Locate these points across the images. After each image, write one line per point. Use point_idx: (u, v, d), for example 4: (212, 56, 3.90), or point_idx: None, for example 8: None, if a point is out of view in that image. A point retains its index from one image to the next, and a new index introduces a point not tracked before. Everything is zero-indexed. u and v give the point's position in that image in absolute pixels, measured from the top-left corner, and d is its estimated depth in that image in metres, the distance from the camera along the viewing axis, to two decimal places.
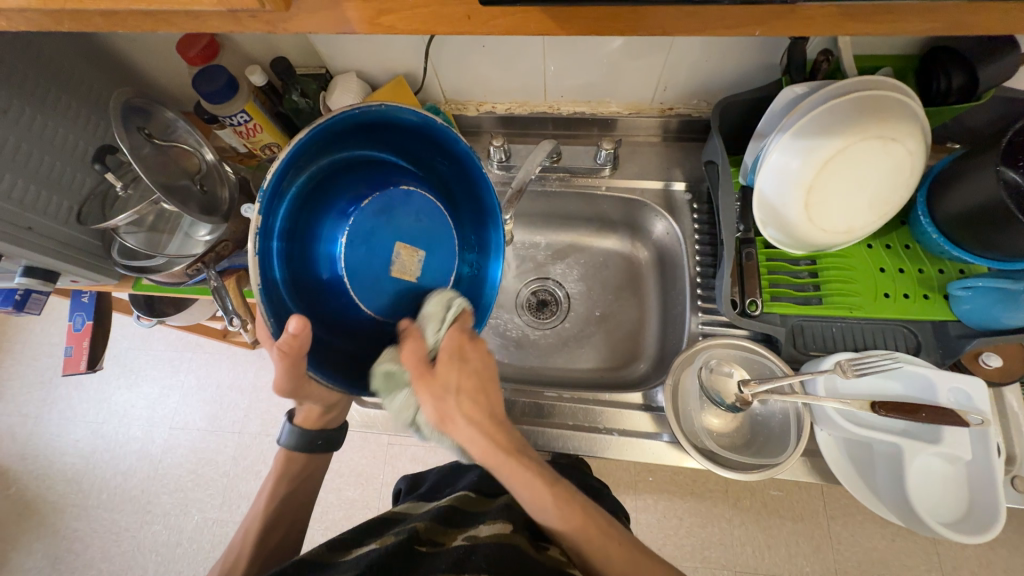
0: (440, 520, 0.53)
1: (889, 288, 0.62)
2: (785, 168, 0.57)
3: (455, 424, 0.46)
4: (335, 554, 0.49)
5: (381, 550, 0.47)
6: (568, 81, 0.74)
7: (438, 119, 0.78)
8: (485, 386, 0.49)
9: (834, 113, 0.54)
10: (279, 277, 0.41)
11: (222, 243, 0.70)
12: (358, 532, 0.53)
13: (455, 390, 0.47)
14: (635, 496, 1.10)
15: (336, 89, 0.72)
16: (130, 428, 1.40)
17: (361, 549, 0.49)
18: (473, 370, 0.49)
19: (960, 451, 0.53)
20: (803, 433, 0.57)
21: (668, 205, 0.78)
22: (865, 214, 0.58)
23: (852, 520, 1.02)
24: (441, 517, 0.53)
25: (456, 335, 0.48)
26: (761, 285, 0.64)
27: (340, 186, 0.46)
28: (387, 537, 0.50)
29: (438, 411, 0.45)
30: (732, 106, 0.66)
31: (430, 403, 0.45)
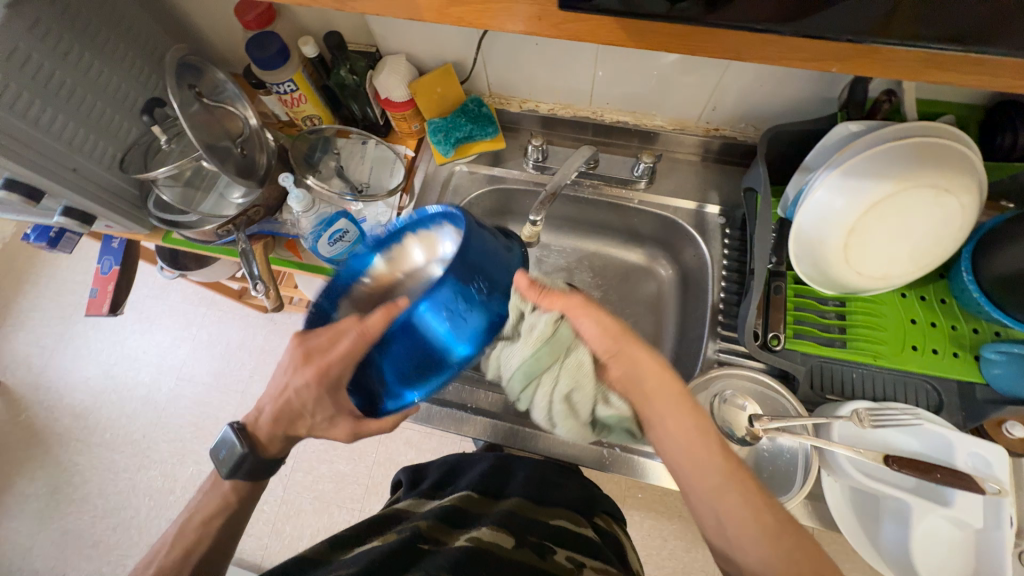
0: (444, 521, 0.51)
1: (917, 341, 0.60)
2: (828, 206, 0.56)
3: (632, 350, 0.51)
4: (335, 551, 0.48)
5: (383, 545, 0.46)
6: (616, 90, 0.74)
7: (481, 111, 0.78)
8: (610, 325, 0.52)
9: (886, 157, 0.53)
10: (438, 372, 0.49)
11: (253, 208, 0.71)
12: (362, 529, 0.52)
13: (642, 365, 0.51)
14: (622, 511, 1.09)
15: (383, 69, 0.73)
16: (140, 373, 1.44)
17: (362, 547, 0.48)
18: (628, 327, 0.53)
19: (971, 518, 0.51)
20: (811, 476, 0.55)
21: (700, 227, 0.77)
22: (905, 263, 0.56)
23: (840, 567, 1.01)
24: (446, 517, 0.52)
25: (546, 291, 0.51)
26: (785, 320, 0.62)
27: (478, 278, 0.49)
28: (390, 534, 0.49)
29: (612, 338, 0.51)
30: (782, 135, 0.65)
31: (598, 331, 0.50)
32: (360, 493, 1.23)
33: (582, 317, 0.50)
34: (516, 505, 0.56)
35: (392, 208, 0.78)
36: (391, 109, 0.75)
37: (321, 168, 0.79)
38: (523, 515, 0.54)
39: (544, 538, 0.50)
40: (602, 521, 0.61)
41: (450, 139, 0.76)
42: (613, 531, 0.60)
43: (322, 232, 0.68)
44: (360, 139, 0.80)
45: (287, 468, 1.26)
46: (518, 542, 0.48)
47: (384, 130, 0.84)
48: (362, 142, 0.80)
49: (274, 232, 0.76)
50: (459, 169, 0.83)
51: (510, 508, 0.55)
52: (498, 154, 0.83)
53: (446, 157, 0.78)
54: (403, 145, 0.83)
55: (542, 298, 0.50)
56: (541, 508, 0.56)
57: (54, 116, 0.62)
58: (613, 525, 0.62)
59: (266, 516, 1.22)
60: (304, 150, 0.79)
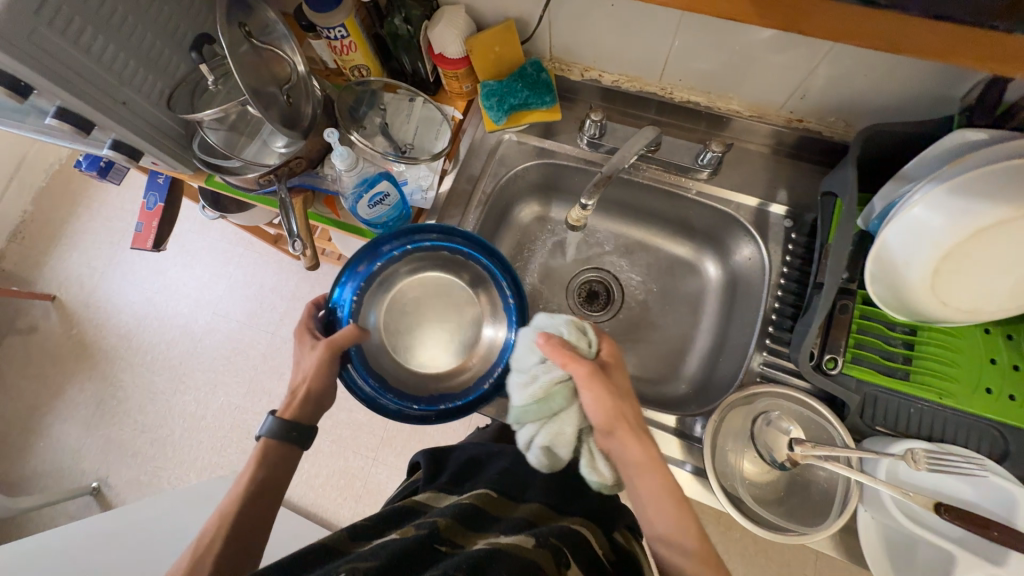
0: (462, 520, 0.52)
1: (993, 384, 0.55)
2: (923, 225, 0.49)
3: (613, 422, 0.54)
4: (355, 543, 0.49)
5: (401, 540, 0.47)
6: (692, 65, 0.66)
7: (539, 77, 0.72)
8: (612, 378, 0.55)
9: (1009, 175, 0.45)
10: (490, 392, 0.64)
11: (295, 159, 0.69)
12: (379, 521, 0.52)
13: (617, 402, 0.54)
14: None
15: (440, 20, 0.67)
16: (179, 304, 1.50)
17: (381, 539, 0.48)
18: (621, 378, 0.58)
19: None
20: (847, 510, 0.52)
21: (762, 227, 0.70)
22: (1002, 298, 0.50)
23: None
24: (464, 516, 0.52)
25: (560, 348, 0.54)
26: (846, 342, 0.57)
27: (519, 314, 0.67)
28: (408, 528, 0.49)
29: (609, 414, 0.53)
30: (880, 136, 0.57)
31: (599, 405, 0.53)
32: (375, 444, 1.28)
33: (584, 381, 0.53)
34: (534, 513, 0.56)
35: (435, 173, 0.74)
36: (444, 66, 0.70)
37: (365, 123, 0.76)
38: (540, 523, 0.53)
39: (563, 545, 0.49)
40: (621, 537, 0.59)
41: (503, 105, 0.71)
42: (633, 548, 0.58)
43: (363, 193, 0.66)
44: (407, 96, 0.77)
45: None
46: (536, 544, 0.48)
47: (433, 88, 0.80)
48: (410, 99, 0.77)
49: (314, 186, 0.74)
50: (508, 138, 0.78)
51: (527, 516, 0.55)
52: (551, 125, 0.78)
53: (496, 124, 0.73)
54: (451, 105, 0.79)
55: (559, 356, 0.54)
56: (560, 516, 0.56)
57: (105, 45, 0.60)
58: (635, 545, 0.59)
59: None
60: (350, 102, 0.76)
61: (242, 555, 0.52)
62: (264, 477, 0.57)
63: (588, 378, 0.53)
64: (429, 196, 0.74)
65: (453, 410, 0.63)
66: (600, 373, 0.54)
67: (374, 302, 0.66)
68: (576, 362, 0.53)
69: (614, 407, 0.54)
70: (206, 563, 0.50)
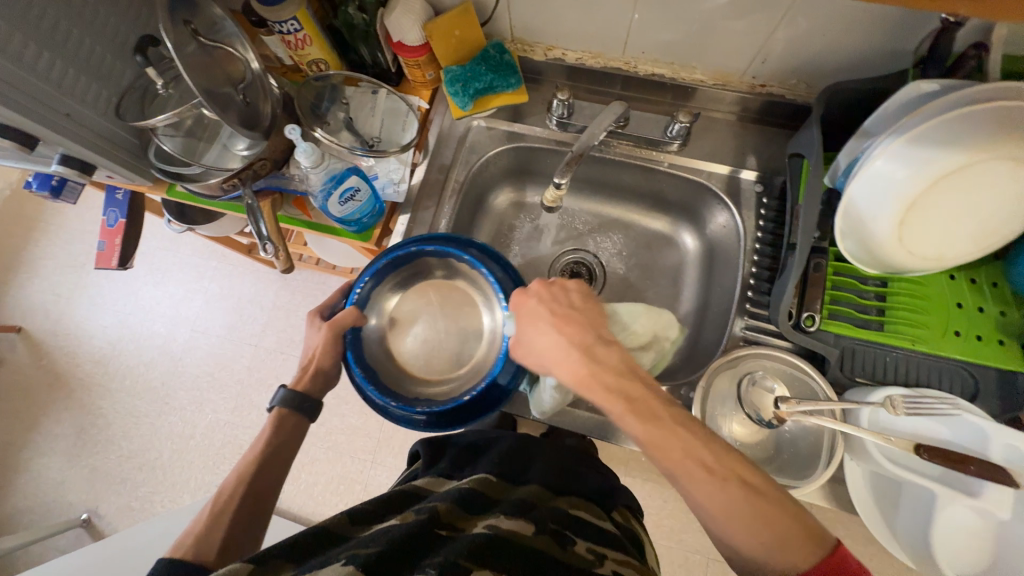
0: (461, 504, 0.52)
1: (961, 326, 0.57)
2: (888, 178, 0.50)
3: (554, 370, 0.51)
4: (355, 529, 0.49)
5: (403, 526, 0.46)
6: (654, 37, 0.66)
7: (503, 59, 0.71)
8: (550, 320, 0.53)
9: (966, 123, 0.46)
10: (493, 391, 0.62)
11: (260, 160, 0.67)
12: (379, 505, 0.52)
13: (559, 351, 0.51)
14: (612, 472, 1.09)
15: (396, 7, 0.65)
16: (154, 323, 1.45)
17: (380, 526, 0.48)
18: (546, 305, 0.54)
19: (997, 510, 0.49)
20: (835, 460, 0.54)
21: (735, 193, 0.71)
22: (964, 243, 0.52)
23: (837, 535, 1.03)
24: (463, 500, 0.52)
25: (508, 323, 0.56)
26: (822, 298, 0.59)
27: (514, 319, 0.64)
28: (408, 513, 0.49)
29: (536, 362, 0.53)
30: (840, 95, 0.58)
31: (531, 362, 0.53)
32: (372, 445, 1.27)
33: (532, 349, 0.53)
34: (533, 493, 0.56)
35: (405, 165, 0.73)
36: (405, 54, 0.69)
37: (328, 119, 0.74)
38: (538, 503, 0.54)
39: (562, 528, 0.50)
40: (620, 516, 0.60)
41: (468, 91, 0.70)
42: (632, 525, 0.60)
43: (332, 190, 0.64)
44: (370, 89, 0.75)
45: None
46: (535, 529, 0.49)
47: (396, 78, 0.78)
48: (373, 92, 0.75)
49: (281, 187, 0.72)
50: (476, 124, 0.77)
51: (525, 495, 0.55)
52: (519, 108, 0.77)
53: (463, 110, 0.72)
54: (416, 95, 0.77)
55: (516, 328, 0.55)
56: (557, 496, 0.57)
57: (40, 55, 0.57)
58: (632, 521, 0.61)
59: None
60: (311, 98, 0.74)
61: (258, 512, 0.54)
62: (280, 443, 0.59)
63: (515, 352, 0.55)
64: (401, 189, 0.73)
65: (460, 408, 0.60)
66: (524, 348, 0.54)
67: (377, 303, 0.65)
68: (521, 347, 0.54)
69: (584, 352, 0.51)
70: (226, 515, 0.52)
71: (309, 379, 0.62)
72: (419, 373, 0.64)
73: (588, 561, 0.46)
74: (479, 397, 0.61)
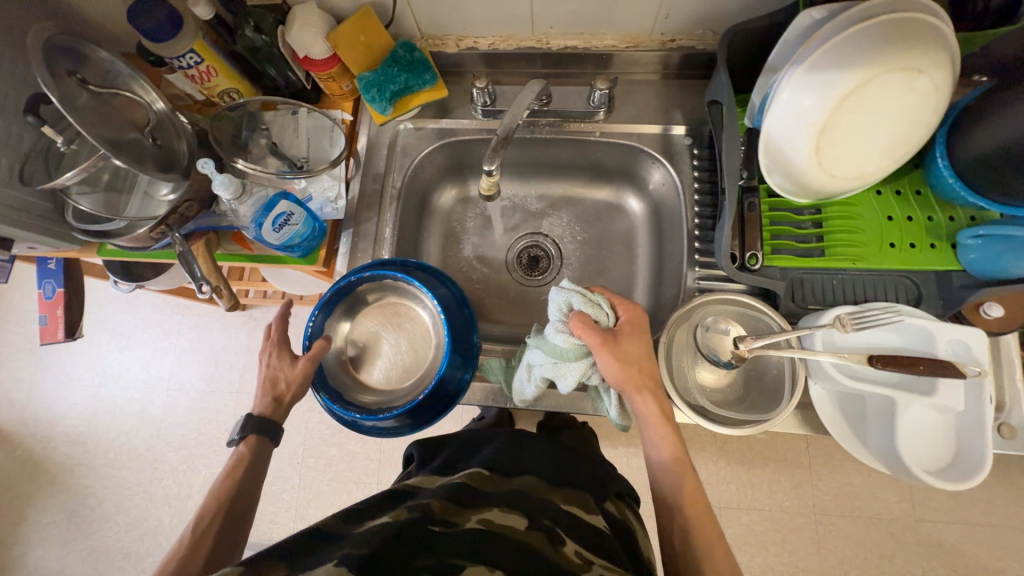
0: (455, 498, 0.50)
1: (895, 238, 0.59)
2: (797, 108, 0.52)
3: (637, 385, 0.55)
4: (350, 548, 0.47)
5: (395, 525, 0.44)
6: (558, 10, 0.66)
7: (413, 57, 0.70)
8: (636, 336, 0.57)
9: (856, 43, 0.48)
10: (445, 391, 0.64)
11: (184, 202, 0.65)
12: (370, 502, 0.50)
13: (632, 360, 0.56)
14: (613, 446, 1.10)
15: (294, 22, 0.64)
16: (127, 390, 1.40)
17: (374, 523, 0.46)
18: (644, 325, 0.58)
19: (951, 402, 0.51)
20: (798, 387, 0.56)
21: (667, 150, 0.72)
22: (879, 157, 0.53)
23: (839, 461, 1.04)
24: (456, 494, 0.51)
25: (595, 334, 0.55)
26: (762, 236, 0.60)
27: (459, 325, 0.66)
28: (402, 509, 0.47)
29: (626, 370, 0.55)
30: (742, 36, 0.59)
31: (616, 365, 0.55)
32: (375, 467, 1.26)
33: (604, 357, 0.55)
34: (529, 485, 0.56)
35: (339, 180, 0.72)
36: (315, 69, 0.67)
37: (251, 148, 0.72)
38: (536, 498, 0.54)
39: (557, 524, 0.50)
40: (614, 506, 0.60)
41: (385, 94, 0.69)
42: (627, 517, 0.60)
43: (263, 219, 0.62)
44: (289, 110, 0.73)
45: (298, 457, 1.27)
46: (531, 526, 0.48)
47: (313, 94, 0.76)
48: (292, 112, 0.73)
49: (215, 225, 0.69)
50: (404, 127, 0.76)
51: (521, 487, 0.55)
52: (443, 103, 0.77)
53: (383, 115, 0.71)
54: (338, 108, 0.76)
55: (590, 339, 0.55)
56: (556, 489, 0.57)
57: None
58: (627, 512, 0.61)
59: (286, 503, 1.24)
60: (229, 130, 0.71)
61: (230, 541, 0.53)
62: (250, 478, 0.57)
63: (600, 346, 0.55)
64: (339, 207, 0.72)
65: (419, 408, 0.63)
66: (604, 346, 0.55)
67: (334, 328, 0.67)
68: (602, 351, 0.55)
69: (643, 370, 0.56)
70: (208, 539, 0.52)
71: (276, 407, 0.60)
72: (377, 386, 0.67)
73: (577, 566, 0.45)
74: (434, 395, 0.63)
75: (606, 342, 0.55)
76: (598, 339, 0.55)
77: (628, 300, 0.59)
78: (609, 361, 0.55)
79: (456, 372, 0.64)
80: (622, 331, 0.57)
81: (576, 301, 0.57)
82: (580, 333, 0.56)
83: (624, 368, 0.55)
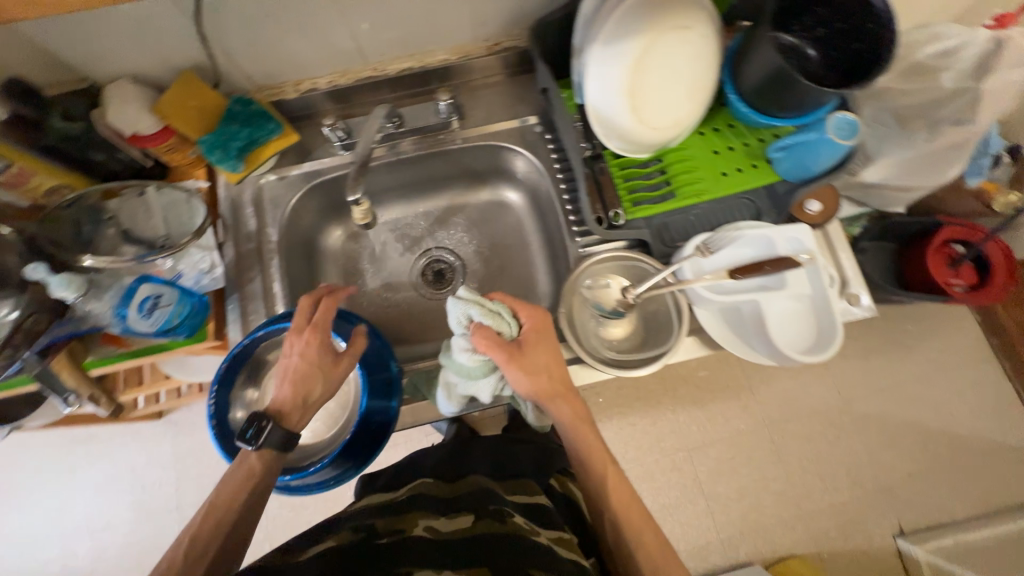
0: (398, 510, 0.51)
1: (725, 167, 0.69)
2: (606, 79, 0.59)
3: (546, 392, 0.58)
4: None
5: (338, 551, 0.44)
6: (383, 37, 0.69)
7: (250, 109, 0.69)
8: (540, 339, 0.59)
9: (631, 15, 0.56)
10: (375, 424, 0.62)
11: (29, 316, 0.56)
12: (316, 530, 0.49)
13: (539, 366, 0.58)
14: None
15: (111, 102, 0.61)
16: (28, 556, 1.18)
17: (319, 548, 0.45)
18: (548, 326, 0.60)
19: (801, 289, 0.61)
20: (683, 315, 0.62)
21: (524, 141, 0.78)
22: (686, 104, 0.61)
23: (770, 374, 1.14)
24: (400, 507, 0.51)
25: (501, 351, 0.56)
26: (619, 195, 0.67)
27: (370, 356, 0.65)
28: (344, 532, 0.47)
29: (535, 378, 0.57)
30: (547, 28, 0.66)
31: (525, 376, 0.57)
32: None
33: (511, 370, 0.57)
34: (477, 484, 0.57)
35: (209, 249, 0.68)
36: (147, 144, 0.64)
37: (98, 242, 0.65)
38: (484, 490, 0.55)
39: (502, 506, 0.52)
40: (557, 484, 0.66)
41: (232, 152, 0.67)
42: (571, 492, 0.65)
43: (126, 308, 0.58)
44: (135, 192, 0.68)
45: None
46: (477, 518, 0.50)
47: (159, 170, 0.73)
48: (139, 193, 0.69)
49: (76, 331, 0.61)
50: (267, 180, 0.75)
51: (466, 486, 0.57)
52: (300, 148, 0.76)
53: (237, 172, 0.69)
54: (192, 177, 0.73)
55: (497, 355, 0.56)
56: (501, 481, 0.59)
57: None
58: (571, 487, 0.66)
59: None
60: (66, 230, 0.63)
61: None
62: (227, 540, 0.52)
63: (507, 361, 0.56)
64: (217, 274, 0.68)
65: (352, 447, 0.62)
66: (511, 360, 0.56)
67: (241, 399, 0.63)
68: (508, 365, 0.56)
69: (550, 372, 0.59)
70: None
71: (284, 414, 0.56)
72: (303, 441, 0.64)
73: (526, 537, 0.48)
74: (365, 431, 0.62)
75: (511, 355, 0.57)
76: (503, 353, 0.56)
77: (530, 305, 0.60)
78: (517, 374, 0.57)
79: (380, 402, 0.63)
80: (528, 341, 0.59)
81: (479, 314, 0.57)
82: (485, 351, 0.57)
83: (532, 376, 0.57)
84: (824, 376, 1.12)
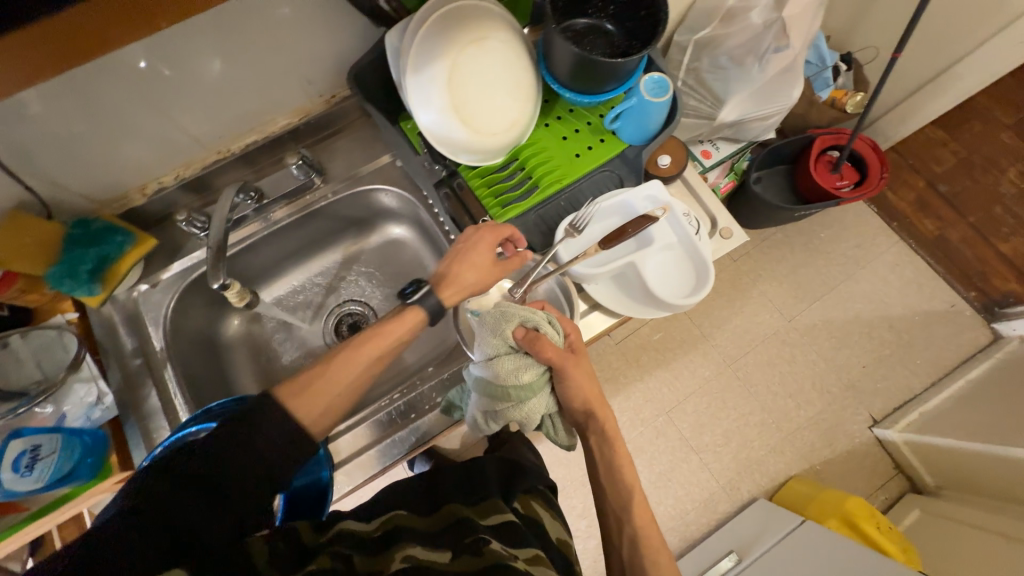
0: (373, 550, 0.45)
1: (576, 149, 0.71)
2: (430, 102, 0.61)
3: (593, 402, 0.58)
4: None
5: None
6: (215, 120, 0.69)
7: (93, 229, 0.67)
8: (579, 352, 0.59)
9: (429, 41, 0.59)
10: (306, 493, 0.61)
11: None
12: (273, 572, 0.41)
13: (583, 378, 0.58)
14: None
15: None
16: None
17: None
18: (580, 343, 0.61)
19: (667, 239, 0.66)
20: (573, 300, 0.65)
21: (387, 179, 0.80)
22: (513, 104, 0.65)
23: (714, 316, 1.17)
24: (376, 545, 0.45)
25: (560, 355, 0.56)
26: (484, 204, 0.68)
27: None
28: None
29: (586, 385, 0.58)
30: (367, 70, 0.68)
31: (577, 383, 0.57)
32: None
33: (567, 377, 0.57)
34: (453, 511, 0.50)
35: (94, 380, 0.65)
36: None
37: None
38: (463, 520, 0.48)
39: (478, 534, 0.46)
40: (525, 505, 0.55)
41: (84, 277, 0.65)
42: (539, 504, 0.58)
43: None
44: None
45: None
46: (455, 555, 0.44)
47: None
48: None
49: None
50: (139, 291, 0.73)
51: (444, 516, 0.49)
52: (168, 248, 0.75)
53: (96, 295, 0.66)
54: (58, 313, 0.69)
55: (556, 358, 0.56)
56: (476, 504, 0.51)
57: None
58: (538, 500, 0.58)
59: None
60: None
61: None
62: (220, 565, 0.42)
63: (565, 364, 0.56)
64: (109, 403, 0.65)
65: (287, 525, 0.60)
66: (565, 364, 0.56)
67: None
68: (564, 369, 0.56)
69: (589, 383, 0.59)
70: None
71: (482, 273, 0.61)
72: None
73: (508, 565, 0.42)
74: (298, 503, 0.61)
75: (563, 360, 0.56)
76: (558, 356, 0.56)
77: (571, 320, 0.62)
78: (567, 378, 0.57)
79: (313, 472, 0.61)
80: (576, 348, 0.60)
81: (539, 323, 0.56)
82: (540, 351, 0.55)
83: (578, 383, 0.57)
84: (760, 302, 1.17)
